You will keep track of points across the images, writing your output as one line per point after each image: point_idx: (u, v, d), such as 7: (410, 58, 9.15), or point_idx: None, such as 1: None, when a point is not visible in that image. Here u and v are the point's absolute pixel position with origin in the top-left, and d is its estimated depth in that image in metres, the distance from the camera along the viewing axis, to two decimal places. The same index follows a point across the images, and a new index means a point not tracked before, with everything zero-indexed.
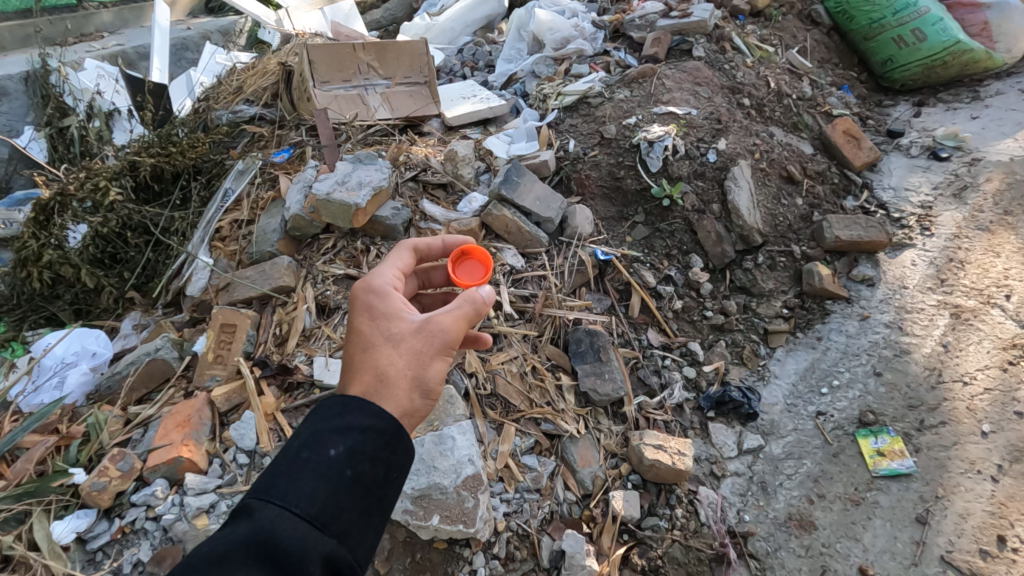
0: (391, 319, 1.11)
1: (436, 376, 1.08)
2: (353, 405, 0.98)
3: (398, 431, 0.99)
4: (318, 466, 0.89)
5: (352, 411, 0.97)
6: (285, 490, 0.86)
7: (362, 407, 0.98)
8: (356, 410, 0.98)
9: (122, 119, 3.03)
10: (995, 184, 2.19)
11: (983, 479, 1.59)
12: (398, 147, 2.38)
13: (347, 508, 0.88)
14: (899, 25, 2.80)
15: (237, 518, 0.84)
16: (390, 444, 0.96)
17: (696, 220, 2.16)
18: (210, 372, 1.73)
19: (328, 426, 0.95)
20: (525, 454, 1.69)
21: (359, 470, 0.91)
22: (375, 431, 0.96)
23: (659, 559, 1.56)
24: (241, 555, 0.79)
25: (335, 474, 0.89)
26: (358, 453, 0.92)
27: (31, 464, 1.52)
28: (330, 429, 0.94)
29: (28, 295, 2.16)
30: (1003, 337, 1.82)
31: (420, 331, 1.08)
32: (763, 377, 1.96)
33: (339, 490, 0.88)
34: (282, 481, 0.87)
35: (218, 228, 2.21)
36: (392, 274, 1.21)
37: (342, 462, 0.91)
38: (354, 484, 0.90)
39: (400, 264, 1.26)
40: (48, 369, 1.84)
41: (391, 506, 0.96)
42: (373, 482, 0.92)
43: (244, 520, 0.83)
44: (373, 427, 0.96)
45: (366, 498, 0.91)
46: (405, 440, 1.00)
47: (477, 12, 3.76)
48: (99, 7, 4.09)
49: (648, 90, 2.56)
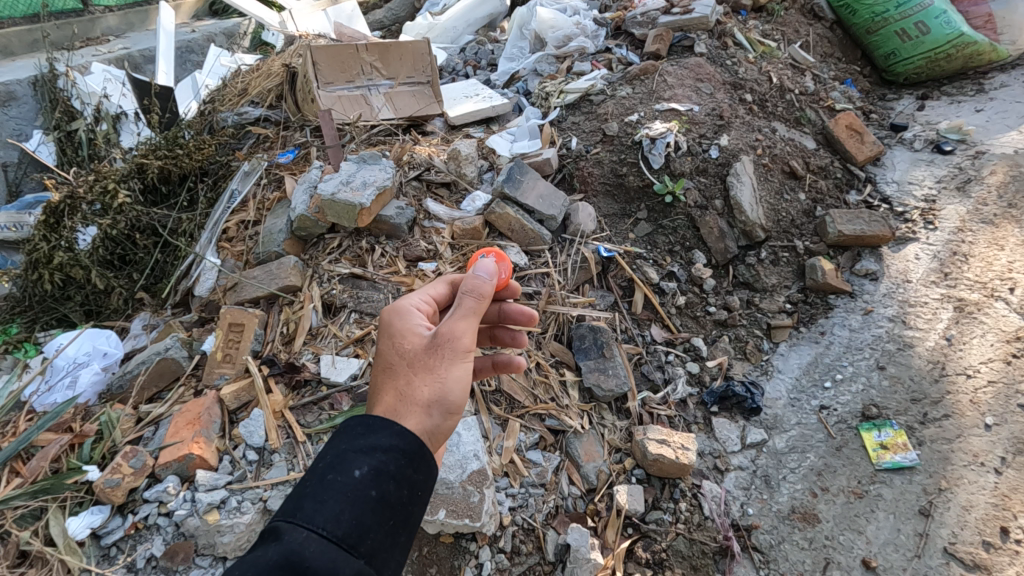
0: (408, 336, 1.13)
1: (455, 389, 1.09)
2: (376, 426, 1.00)
3: (420, 450, 1.01)
4: (344, 487, 0.91)
5: (376, 431, 0.99)
6: (312, 513, 0.88)
7: (385, 427, 1.00)
8: (380, 430, 0.99)
9: (129, 122, 3.05)
10: (999, 177, 2.19)
11: (986, 472, 1.59)
12: (402, 147, 2.40)
13: (373, 528, 0.91)
14: (902, 18, 2.79)
15: (266, 540, 0.87)
16: (413, 463, 0.99)
17: (698, 216, 2.18)
18: (219, 371, 1.76)
19: (352, 446, 0.97)
20: (530, 449, 1.71)
21: (383, 491, 0.93)
22: (398, 450, 0.98)
23: (662, 552, 1.57)
24: None
25: (360, 495, 0.91)
26: (382, 473, 0.95)
27: (46, 461, 1.55)
28: (354, 449, 0.96)
29: (40, 297, 2.20)
30: (1006, 330, 1.81)
31: (434, 344, 1.09)
32: (765, 372, 1.97)
33: (364, 511, 0.90)
34: (309, 504, 0.89)
35: (225, 228, 2.24)
36: (420, 296, 1.23)
37: (367, 483, 0.93)
38: (378, 505, 0.92)
39: (434, 291, 1.27)
40: (61, 368, 1.87)
41: (416, 524, 0.99)
42: (397, 501, 0.95)
43: (273, 542, 0.85)
44: (397, 447, 0.98)
45: (391, 518, 0.93)
46: (429, 458, 1.02)
47: (479, 11, 3.77)
48: (104, 11, 4.14)
49: (649, 87, 2.56)
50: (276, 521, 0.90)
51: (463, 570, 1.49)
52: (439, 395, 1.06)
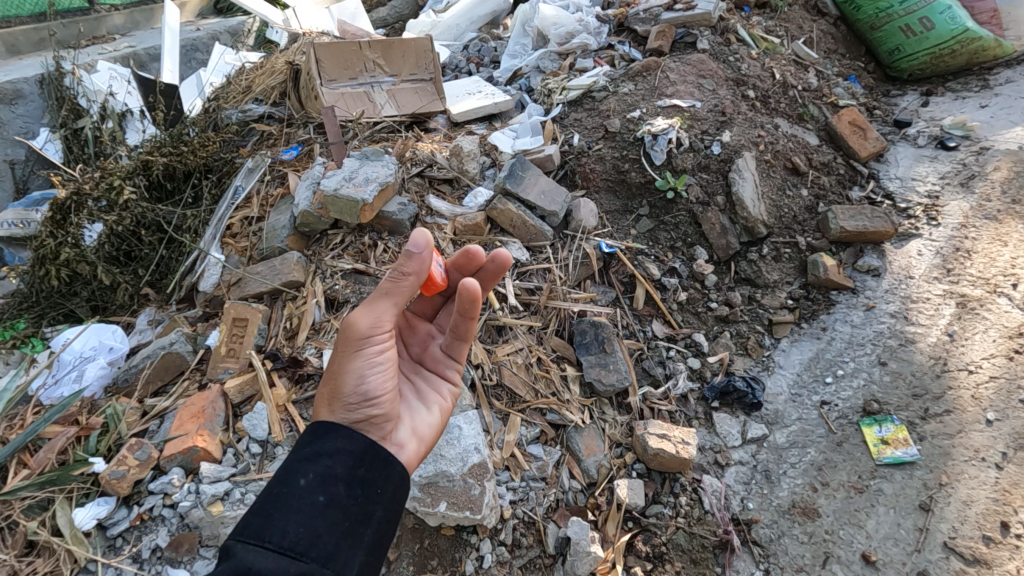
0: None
1: (355, 381, 1.11)
2: (322, 432, 1.06)
3: (370, 449, 1.06)
4: (290, 497, 0.97)
5: (322, 437, 1.05)
6: (259, 528, 0.93)
7: (330, 432, 1.06)
8: (326, 436, 1.05)
9: (134, 120, 3.10)
10: (1004, 173, 2.17)
11: (987, 467, 1.59)
12: (404, 144, 2.42)
13: (325, 532, 0.95)
14: (906, 14, 2.78)
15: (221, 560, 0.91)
16: (363, 462, 1.04)
17: (700, 212, 2.17)
18: (223, 365, 1.77)
19: (299, 456, 1.03)
20: (531, 443, 1.72)
21: (331, 495, 0.99)
22: (346, 453, 1.04)
23: (663, 545, 1.59)
24: None
25: (307, 502, 0.97)
26: (329, 478, 1.00)
27: (53, 453, 1.57)
28: (302, 458, 1.02)
29: (46, 293, 2.22)
30: (1009, 326, 1.80)
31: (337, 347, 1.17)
32: (767, 367, 1.97)
33: (313, 517, 0.96)
34: (257, 519, 0.94)
35: (229, 225, 2.26)
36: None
37: (314, 489, 0.98)
38: (327, 508, 0.97)
39: None
40: (67, 363, 1.89)
41: (380, 522, 1.03)
42: (349, 503, 1.00)
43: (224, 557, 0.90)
44: (343, 450, 1.04)
45: (344, 521, 0.98)
46: (382, 456, 1.07)
47: (482, 8, 3.78)
48: (110, 10, 4.17)
49: (652, 83, 2.57)
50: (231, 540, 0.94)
51: (464, 562, 1.51)
52: (336, 391, 1.10)
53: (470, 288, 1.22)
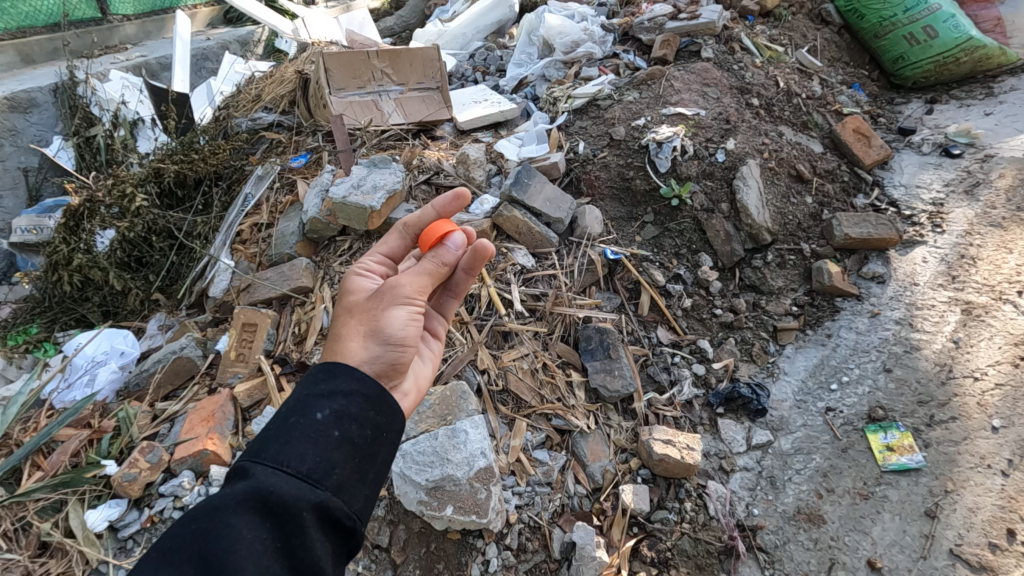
0: (359, 294, 1.20)
1: (396, 326, 1.10)
2: (337, 371, 1.01)
3: (383, 393, 1.02)
4: (305, 429, 0.92)
5: (337, 376, 1.00)
6: (275, 453, 0.89)
7: (346, 372, 1.01)
8: (341, 375, 1.00)
9: (145, 128, 3.16)
10: (1008, 180, 2.17)
11: (993, 474, 1.58)
12: (412, 152, 2.46)
13: (339, 465, 0.91)
14: (910, 23, 2.80)
15: (233, 478, 0.87)
16: (376, 406, 1.00)
17: (705, 219, 2.19)
18: (232, 369, 1.81)
19: (314, 391, 0.98)
20: (536, 448, 1.74)
21: (346, 432, 0.94)
22: (360, 395, 0.99)
23: (668, 551, 1.59)
24: (237, 509, 0.81)
25: (322, 436, 0.92)
26: (344, 415, 0.95)
27: (66, 456, 1.60)
28: (317, 394, 0.97)
29: (59, 298, 2.26)
30: (1015, 333, 1.80)
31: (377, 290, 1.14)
32: (772, 374, 1.98)
33: (328, 450, 0.91)
34: (273, 446, 0.90)
35: (239, 231, 2.30)
36: (371, 259, 1.30)
37: (329, 424, 0.93)
38: (341, 445, 0.93)
39: (388, 249, 1.34)
40: (80, 367, 1.92)
41: (384, 464, 0.99)
42: (361, 442, 0.95)
43: (238, 480, 0.86)
44: (358, 391, 0.99)
45: (356, 458, 0.94)
46: (391, 402, 1.03)
47: (487, 18, 3.82)
48: (122, 20, 4.25)
49: (657, 91, 2.59)
50: (243, 462, 0.90)
51: (470, 566, 1.53)
52: (377, 330, 1.09)
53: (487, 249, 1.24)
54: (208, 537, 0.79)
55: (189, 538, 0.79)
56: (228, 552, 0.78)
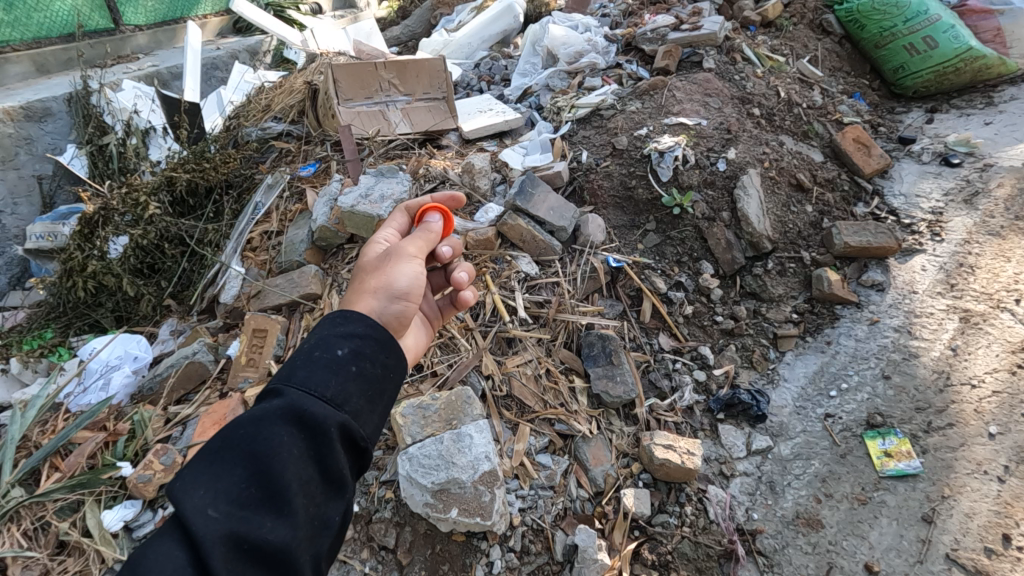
0: (372, 257, 1.27)
1: (402, 282, 1.17)
2: (353, 316, 1.07)
3: (391, 338, 1.09)
4: (326, 360, 0.98)
5: (352, 320, 1.06)
6: (304, 379, 0.95)
7: (360, 318, 1.07)
8: (356, 320, 1.07)
9: (157, 137, 3.24)
10: (1007, 189, 2.19)
11: (989, 479, 1.61)
12: (418, 161, 2.52)
13: (358, 394, 0.98)
14: (910, 33, 2.85)
15: (267, 397, 0.94)
16: (386, 348, 1.06)
17: (706, 228, 2.22)
18: (242, 374, 1.86)
19: (333, 331, 1.04)
20: (539, 452, 1.78)
21: (362, 367, 1.01)
22: (372, 337, 1.05)
23: (668, 554, 1.62)
24: (274, 421, 0.89)
25: (342, 369, 0.98)
26: (361, 354, 1.02)
27: (83, 457, 1.66)
28: (336, 333, 1.03)
29: (73, 303, 2.30)
30: (1012, 341, 1.82)
31: (389, 251, 1.23)
32: (772, 380, 2.00)
33: (347, 381, 0.98)
34: (300, 373, 0.96)
35: (249, 238, 2.36)
36: (388, 230, 1.37)
37: (348, 359, 1.00)
38: (358, 378, 0.99)
39: (398, 226, 1.40)
40: (95, 371, 1.96)
41: (393, 398, 1.07)
42: (376, 377, 1.02)
43: (274, 398, 0.93)
44: (371, 333, 1.06)
45: (371, 389, 1.00)
46: (398, 348, 1.09)
47: (493, 27, 3.87)
48: (135, 30, 4.34)
49: (659, 101, 2.64)
50: (273, 385, 0.97)
51: (474, 567, 1.56)
52: (385, 284, 1.15)
53: (445, 254, 1.36)
54: (252, 442, 0.87)
55: (237, 441, 0.87)
56: (271, 454, 0.86)
